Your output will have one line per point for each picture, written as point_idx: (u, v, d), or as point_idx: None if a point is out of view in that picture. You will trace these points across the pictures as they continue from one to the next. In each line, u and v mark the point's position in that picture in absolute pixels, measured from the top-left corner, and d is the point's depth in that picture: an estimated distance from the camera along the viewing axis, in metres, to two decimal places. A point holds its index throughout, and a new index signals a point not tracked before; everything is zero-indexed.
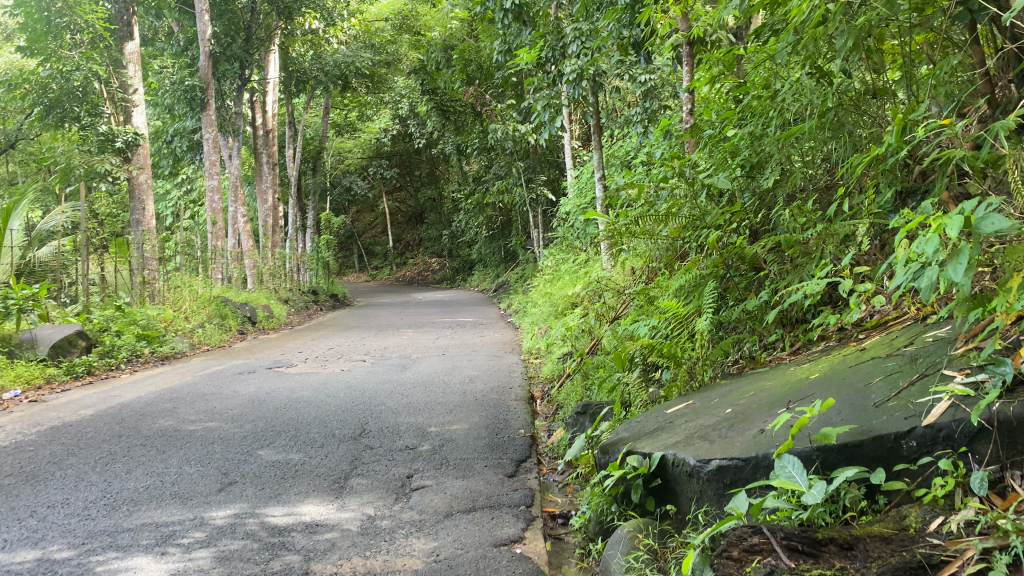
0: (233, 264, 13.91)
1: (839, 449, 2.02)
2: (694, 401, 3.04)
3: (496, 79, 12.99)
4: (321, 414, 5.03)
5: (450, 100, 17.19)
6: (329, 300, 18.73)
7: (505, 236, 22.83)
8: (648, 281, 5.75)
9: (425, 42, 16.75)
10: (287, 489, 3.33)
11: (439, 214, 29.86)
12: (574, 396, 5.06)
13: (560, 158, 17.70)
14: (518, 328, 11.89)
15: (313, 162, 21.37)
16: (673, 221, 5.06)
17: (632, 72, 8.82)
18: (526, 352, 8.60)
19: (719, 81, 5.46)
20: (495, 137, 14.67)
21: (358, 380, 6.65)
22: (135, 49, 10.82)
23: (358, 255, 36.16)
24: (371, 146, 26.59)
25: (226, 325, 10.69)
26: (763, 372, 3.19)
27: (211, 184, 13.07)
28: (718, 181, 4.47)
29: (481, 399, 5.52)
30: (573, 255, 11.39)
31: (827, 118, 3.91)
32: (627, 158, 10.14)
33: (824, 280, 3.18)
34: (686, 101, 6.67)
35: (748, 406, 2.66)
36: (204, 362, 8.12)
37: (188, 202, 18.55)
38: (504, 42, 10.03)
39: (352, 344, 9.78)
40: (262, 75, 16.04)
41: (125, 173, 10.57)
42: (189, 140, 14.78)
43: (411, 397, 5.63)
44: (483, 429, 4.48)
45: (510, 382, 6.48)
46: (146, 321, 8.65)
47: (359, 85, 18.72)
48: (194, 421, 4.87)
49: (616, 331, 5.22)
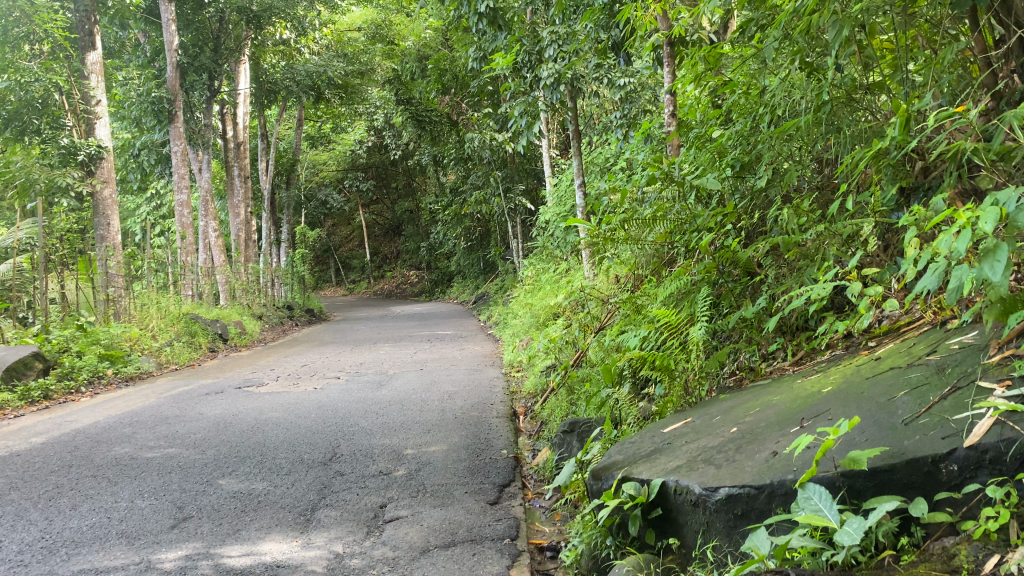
0: (205, 279, 13.53)
1: (867, 475, 1.77)
2: (693, 419, 2.78)
3: (473, 87, 12.75)
4: (291, 436, 4.72)
5: (426, 110, 16.88)
6: (305, 314, 18.33)
7: (484, 247, 22.58)
8: (634, 289, 5.51)
9: (399, 52, 16.48)
10: (247, 524, 3.03)
11: (416, 227, 29.57)
12: (559, 411, 4.80)
13: (538, 167, 17.50)
14: (498, 340, 11.60)
15: (287, 175, 21.00)
16: (659, 227, 4.84)
17: (610, 75, 8.55)
18: (508, 365, 8.31)
19: (704, 79, 5.24)
20: (472, 146, 14.41)
21: (331, 398, 6.33)
22: (97, 59, 10.51)
23: (336, 270, 35.70)
24: (347, 159, 26.27)
25: (196, 343, 10.30)
26: (766, 386, 2.95)
27: (181, 198, 12.70)
28: (706, 182, 4.24)
29: (462, 417, 5.23)
30: (554, 265, 11.14)
31: (822, 114, 3.68)
32: (607, 164, 9.91)
33: (829, 284, 2.94)
34: (668, 103, 6.43)
35: (756, 424, 2.40)
36: (170, 383, 7.76)
37: (158, 218, 18.12)
38: (479, 49, 9.82)
39: (327, 361, 9.44)
40: (232, 87, 15.69)
41: (87, 188, 10.21)
42: (157, 154, 14.39)
43: (387, 415, 5.34)
44: (463, 451, 4.19)
45: (491, 397, 6.19)
46: (109, 341, 8.26)
47: (333, 97, 18.41)
48: (153, 448, 4.54)
49: (603, 342, 4.97)
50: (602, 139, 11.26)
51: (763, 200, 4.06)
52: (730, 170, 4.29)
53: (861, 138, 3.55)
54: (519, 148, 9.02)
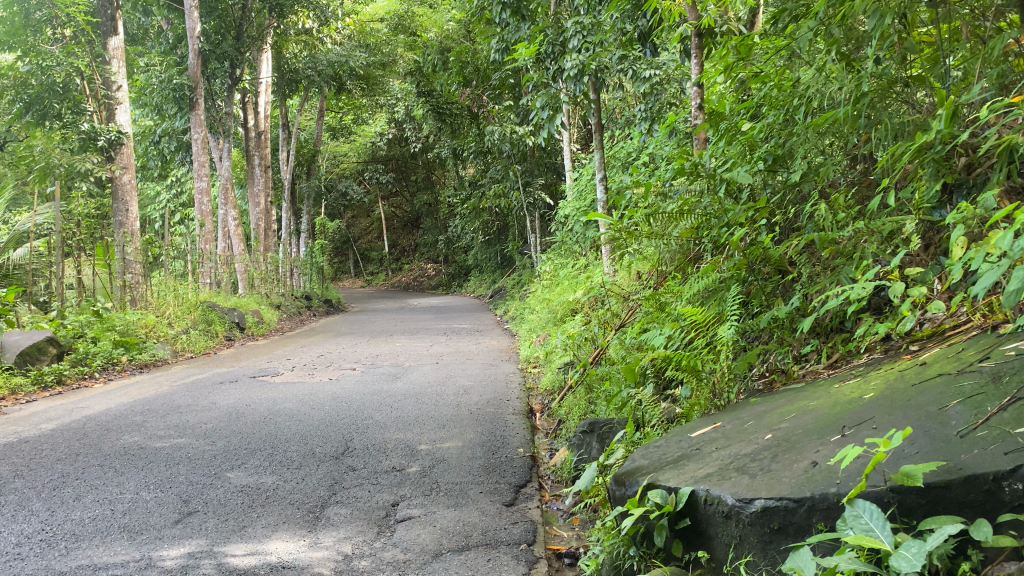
0: (223, 267, 13.49)
1: (919, 491, 1.63)
2: (722, 422, 2.65)
3: (494, 80, 12.61)
4: (303, 428, 4.62)
5: (447, 102, 16.68)
6: (323, 304, 18.28)
7: (502, 241, 22.45)
8: (657, 285, 5.36)
9: (421, 43, 16.35)
10: (254, 521, 2.92)
11: (435, 219, 29.49)
12: (576, 410, 4.67)
13: (558, 161, 17.33)
14: (515, 335, 11.48)
15: (307, 165, 20.98)
16: (685, 222, 4.68)
17: (635, 67, 8.35)
18: (525, 360, 8.18)
19: (736, 71, 5.06)
20: (492, 139, 14.26)
21: (345, 390, 6.23)
22: (119, 45, 10.37)
23: (354, 261, 35.74)
24: (367, 150, 26.22)
25: (212, 331, 10.26)
26: (800, 390, 2.80)
27: (200, 185, 12.66)
28: (736, 176, 4.07)
29: (477, 413, 5.11)
30: (573, 260, 11.00)
31: (861, 105, 3.50)
32: (630, 158, 9.73)
33: (869, 284, 2.79)
34: (695, 96, 6.25)
35: (792, 431, 2.26)
36: (185, 371, 7.70)
37: (179, 205, 18.14)
38: (501, 40, 9.70)
39: (343, 352, 9.36)
40: (253, 75, 15.62)
41: (106, 173, 10.15)
42: (178, 141, 14.39)
43: (401, 410, 5.22)
44: (479, 448, 4.06)
45: (507, 393, 6.06)
46: (124, 327, 8.22)
47: (354, 87, 18.33)
48: (162, 437, 4.45)
49: (623, 340, 4.82)
50: (625, 133, 11.07)
51: (796, 196, 3.90)
52: (762, 164, 4.13)
53: (904, 131, 3.38)
54: (540, 140, 8.86)
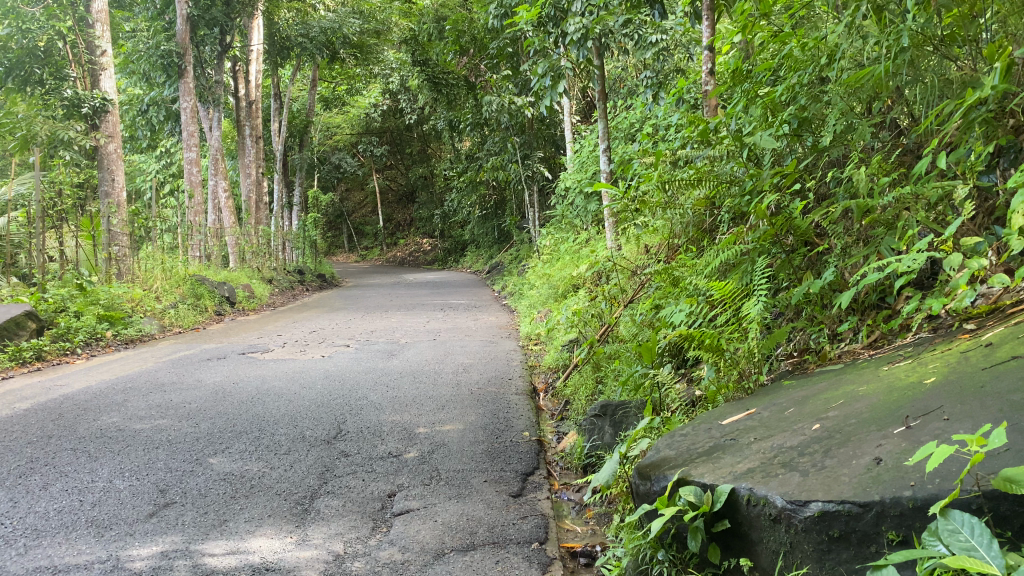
0: (213, 241, 13.13)
1: (1018, 498, 1.36)
2: (758, 408, 2.37)
3: (492, 49, 12.23)
4: (293, 409, 4.35)
5: (443, 72, 16.21)
6: (316, 280, 17.98)
7: (498, 216, 22.09)
8: (667, 259, 5.08)
9: (416, 11, 15.86)
10: (236, 514, 2.65)
11: (430, 193, 29.13)
12: (584, 390, 4.40)
13: (556, 134, 16.92)
14: (513, 311, 11.20)
15: (299, 137, 20.50)
16: (700, 190, 4.38)
17: (642, 32, 7.96)
18: (525, 337, 7.92)
19: (754, 31, 4.74)
20: (490, 110, 13.90)
21: (339, 368, 5.95)
22: (103, 7, 9.83)
23: (348, 236, 35.41)
24: (360, 122, 25.70)
25: (202, 305, 9.95)
26: (841, 373, 2.53)
27: (189, 155, 12.30)
28: (758, 140, 3.76)
29: (477, 393, 4.84)
30: (574, 235, 10.71)
31: (900, 62, 3.18)
32: (635, 129, 9.43)
33: (920, 255, 2.51)
34: (706, 61, 5.94)
35: (845, 420, 1.98)
36: (172, 346, 7.42)
37: (168, 176, 17.73)
38: (500, 6, 9.36)
39: (337, 327, 9.08)
40: (244, 43, 15.18)
41: (90, 142, 9.76)
42: (167, 111, 14.02)
43: (398, 389, 4.94)
44: (481, 432, 3.79)
45: (508, 371, 5.79)
46: (108, 301, 7.92)
47: (347, 56, 17.82)
48: (143, 419, 4.17)
49: (634, 316, 4.54)
50: (628, 104, 10.71)
51: (824, 161, 3.61)
52: (784, 127, 3.82)
53: (951, 89, 3.08)
54: (542, 110, 8.48)
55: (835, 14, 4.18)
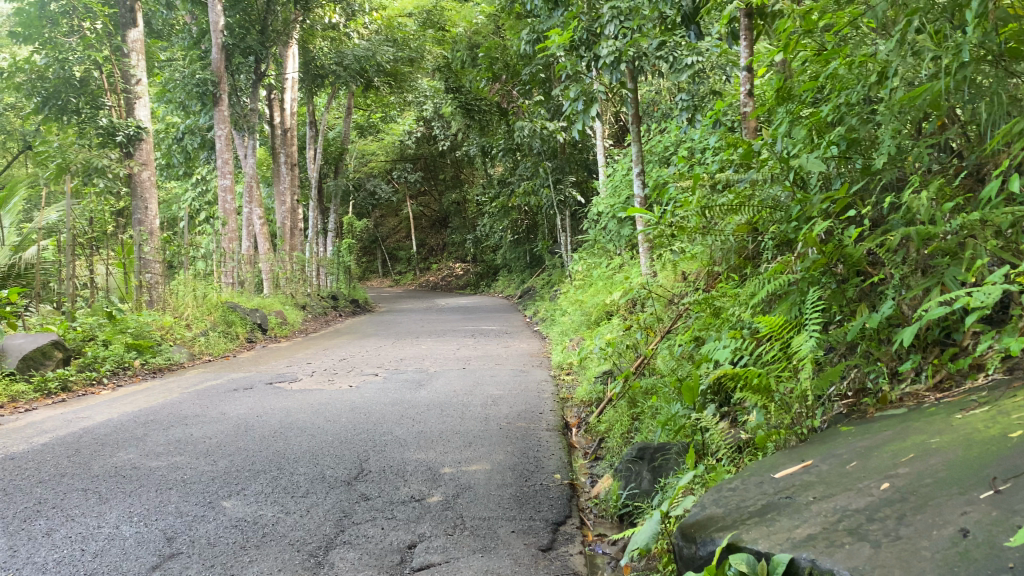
0: (247, 267, 13.11)
1: None
2: (815, 459, 2.13)
3: (525, 75, 12.12)
4: (315, 445, 4.18)
5: (476, 99, 16.04)
6: (349, 305, 17.95)
7: (531, 241, 21.92)
8: (707, 288, 4.84)
9: (449, 39, 15.86)
10: (244, 568, 2.46)
11: (463, 218, 29.11)
12: (620, 427, 4.17)
13: (589, 158, 16.74)
14: (546, 338, 10.99)
15: (333, 165, 20.63)
16: (742, 214, 4.13)
17: (677, 54, 7.77)
18: (557, 365, 7.69)
19: (796, 50, 4.52)
20: (522, 135, 13.77)
21: (366, 399, 5.78)
22: (139, 37, 10.09)
23: (382, 261, 35.55)
24: (395, 148, 25.76)
25: (232, 333, 9.89)
26: (906, 419, 2.27)
27: (223, 183, 12.32)
28: (805, 162, 3.52)
29: (507, 428, 4.63)
30: (607, 261, 10.49)
31: (962, 77, 2.93)
32: (670, 152, 9.22)
33: (993, 288, 2.26)
34: (744, 82, 5.74)
35: (919, 480, 1.73)
36: (199, 376, 7.32)
37: (204, 204, 17.87)
38: (533, 31, 9.27)
39: (367, 355, 8.94)
40: (279, 72, 15.29)
41: (124, 170, 9.82)
42: (202, 138, 14.15)
43: (424, 423, 4.75)
44: (509, 473, 3.58)
45: (540, 404, 5.57)
46: (137, 329, 7.88)
47: (381, 84, 17.84)
48: (159, 456, 4.03)
49: (673, 349, 4.29)
50: (662, 127, 10.51)
51: (875, 184, 3.36)
52: (832, 150, 3.58)
53: (1017, 107, 2.83)
54: (574, 134, 8.29)
55: (883, 30, 3.95)
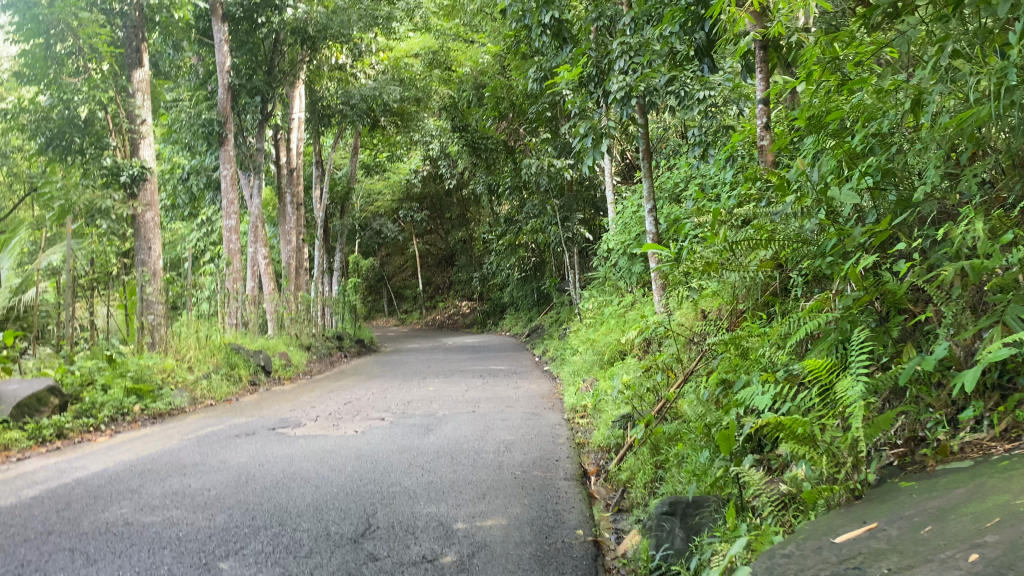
0: (251, 307, 12.92)
1: None
2: (881, 521, 1.90)
3: (532, 114, 12.04)
4: (319, 498, 3.94)
5: (482, 137, 16.00)
6: (355, 345, 17.72)
7: (539, 278, 21.72)
8: (731, 327, 4.61)
9: (456, 78, 15.85)
10: None
11: (470, 257, 28.99)
12: (644, 476, 3.92)
13: (597, 195, 16.59)
14: (556, 378, 10.74)
15: (339, 204, 20.57)
16: (769, 248, 3.92)
17: (688, 88, 7.55)
18: (570, 408, 7.44)
19: (817, 81, 4.35)
20: (529, 173, 13.67)
21: (372, 445, 5.54)
22: (145, 77, 10.08)
23: (387, 300, 35.39)
24: (401, 187, 25.76)
25: (236, 375, 9.68)
26: (976, 473, 2.03)
27: (229, 223, 12.20)
28: (839, 194, 3.31)
29: (521, 478, 4.38)
30: (618, 298, 10.28)
31: (1009, 99, 2.73)
32: (682, 188, 9.06)
33: None
34: (760, 115, 5.58)
35: (1015, 550, 1.48)
36: (201, 421, 7.09)
37: (209, 244, 17.78)
38: (539, 69, 9.20)
39: (373, 398, 8.70)
40: (285, 112, 15.29)
41: (128, 211, 9.65)
42: (207, 178, 14.09)
43: (434, 472, 4.51)
44: (527, 529, 3.34)
45: (555, 450, 5.32)
46: (137, 373, 7.67)
47: (388, 123, 17.76)
48: (155, 510, 3.80)
49: (697, 393, 4.06)
50: (671, 163, 10.38)
51: (914, 217, 3.16)
52: (866, 181, 3.38)
53: None
54: (583, 170, 8.00)
55: (911, 57, 3.78)
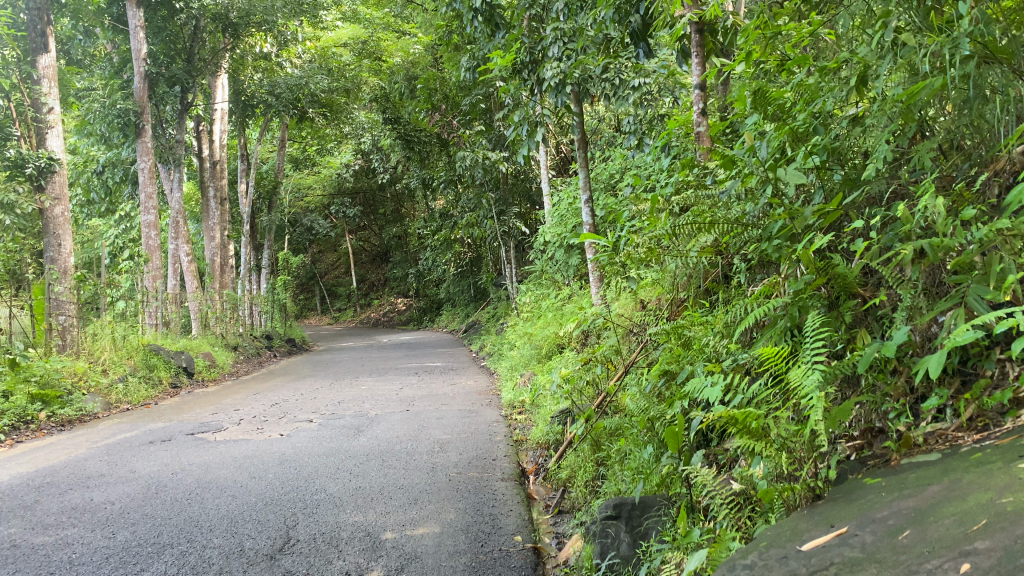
0: (173, 307, 12.30)
1: None
2: (851, 525, 1.73)
3: (465, 105, 11.78)
4: (236, 509, 3.62)
5: (415, 129, 15.55)
6: (285, 345, 17.18)
7: (475, 274, 21.50)
8: (672, 316, 4.43)
9: (387, 69, 15.44)
10: None
11: (405, 253, 28.57)
12: (585, 474, 3.71)
13: (532, 188, 16.35)
14: (494, 374, 10.52)
15: (267, 199, 19.94)
16: (712, 232, 3.74)
17: (623, 76, 7.31)
18: (507, 404, 7.20)
19: (757, 61, 4.19)
20: (463, 165, 13.38)
21: (298, 450, 5.20)
22: (50, 63, 9.44)
23: (320, 298, 34.70)
24: (332, 182, 25.18)
25: (154, 378, 9.17)
26: (947, 468, 1.86)
27: (148, 219, 11.58)
28: (786, 173, 3.13)
29: (456, 480, 4.13)
30: (556, 291, 10.13)
31: (961, 72, 2.58)
32: (617, 178, 8.94)
33: None
34: (696, 99, 5.43)
35: (1010, 557, 1.30)
36: (114, 428, 6.62)
37: (128, 241, 16.98)
38: (472, 58, 8.96)
39: (301, 399, 8.30)
40: (208, 103, 14.67)
41: (34, 205, 9.04)
42: (124, 171, 13.40)
43: (363, 478, 4.22)
44: (463, 537, 3.09)
45: (491, 449, 5.08)
46: (43, 378, 7.15)
47: (317, 115, 16.83)
48: (49, 528, 3.42)
49: (639, 385, 3.86)
50: (607, 155, 10.24)
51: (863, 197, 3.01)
52: (812, 160, 3.23)
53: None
54: (517, 161, 7.84)
55: (852, 34, 3.65)
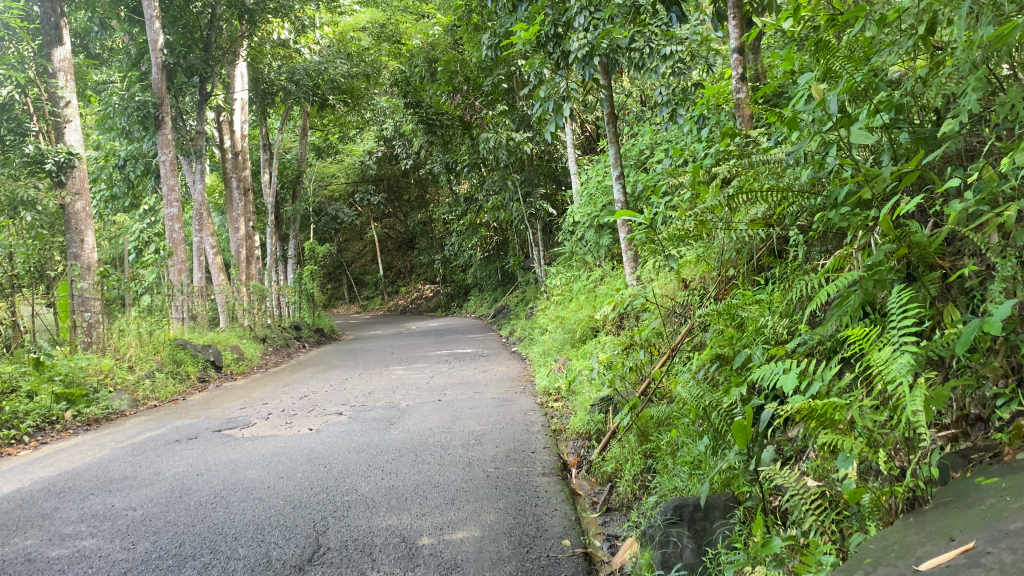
0: (199, 300, 12.13)
1: None
2: (979, 540, 1.46)
3: (487, 85, 11.43)
4: (264, 514, 3.40)
5: (437, 113, 14.85)
6: (314, 335, 17.05)
7: (502, 258, 21.22)
8: (720, 295, 4.11)
9: (406, 52, 15.12)
10: None
11: (430, 239, 28.33)
12: (633, 468, 3.44)
13: (558, 168, 15.88)
14: (525, 359, 10.27)
15: (291, 188, 19.77)
16: (766, 202, 3.40)
17: (653, 44, 6.92)
18: (542, 391, 6.94)
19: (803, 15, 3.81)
20: (487, 146, 12.99)
21: (327, 446, 4.98)
22: (64, 55, 9.18)
23: (348, 287, 34.66)
24: (355, 170, 24.97)
25: (182, 372, 9.01)
26: None
27: (170, 212, 11.37)
28: (851, 131, 2.79)
29: (494, 476, 3.87)
30: (587, 274, 9.83)
31: None
32: (648, 153, 8.58)
33: None
34: (736, 63, 5.01)
35: None
36: (140, 426, 6.45)
37: (152, 236, 16.89)
38: (493, 35, 8.60)
39: (330, 391, 8.09)
40: (227, 93, 14.49)
41: (55, 201, 8.93)
42: (144, 164, 13.23)
43: (395, 476, 3.97)
44: (506, 543, 2.84)
45: (529, 441, 4.82)
46: (69, 376, 7.02)
47: (337, 102, 16.69)
48: (67, 540, 3.23)
49: (687, 370, 3.57)
50: (635, 131, 9.88)
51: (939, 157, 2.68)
52: (877, 118, 2.89)
53: None
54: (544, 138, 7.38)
55: None
